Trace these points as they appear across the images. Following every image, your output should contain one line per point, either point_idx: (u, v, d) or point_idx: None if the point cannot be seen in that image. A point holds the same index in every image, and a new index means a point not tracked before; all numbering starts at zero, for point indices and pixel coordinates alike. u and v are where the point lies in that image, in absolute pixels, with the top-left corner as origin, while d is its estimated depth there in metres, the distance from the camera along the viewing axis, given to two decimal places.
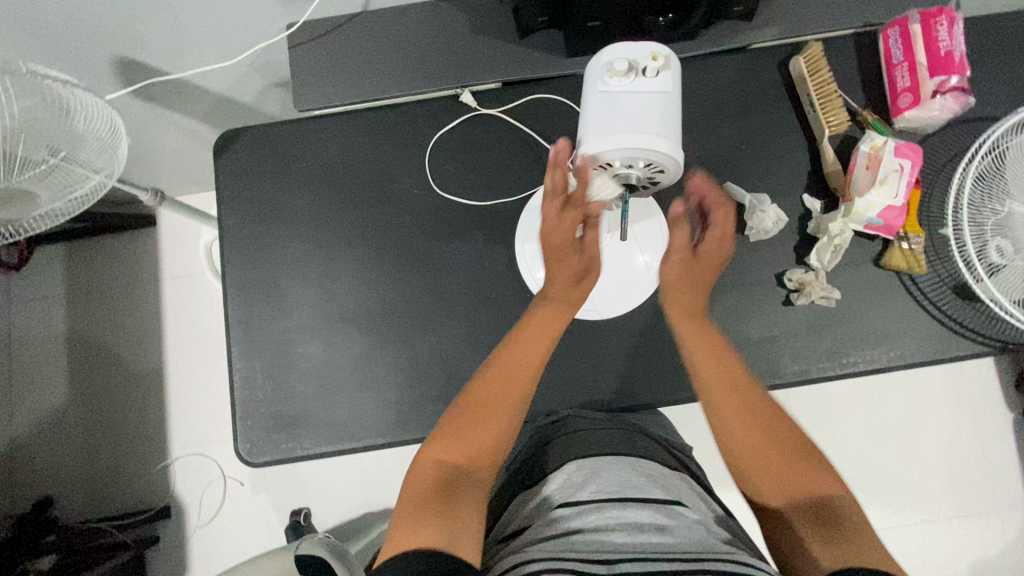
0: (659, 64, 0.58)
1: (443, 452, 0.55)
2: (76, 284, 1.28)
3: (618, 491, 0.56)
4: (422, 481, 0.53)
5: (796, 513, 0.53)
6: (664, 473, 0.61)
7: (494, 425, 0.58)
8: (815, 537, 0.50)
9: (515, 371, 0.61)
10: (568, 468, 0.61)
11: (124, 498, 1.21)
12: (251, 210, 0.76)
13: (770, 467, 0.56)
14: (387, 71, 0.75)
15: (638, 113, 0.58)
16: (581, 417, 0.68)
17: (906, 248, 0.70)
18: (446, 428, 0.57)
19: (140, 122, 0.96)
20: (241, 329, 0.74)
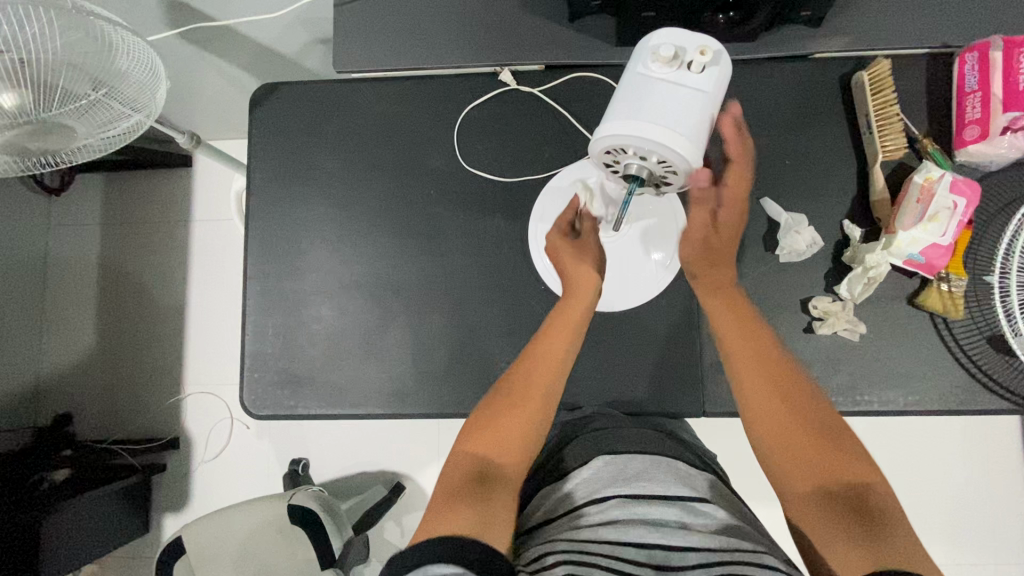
0: (705, 59, 0.53)
1: (476, 447, 0.54)
2: (113, 214, 1.32)
3: (640, 486, 0.54)
4: (452, 473, 0.52)
5: (828, 499, 0.50)
6: (694, 478, 0.58)
7: (518, 419, 0.56)
8: (846, 529, 0.48)
9: (543, 361, 0.59)
10: (593, 461, 0.59)
11: (139, 423, 1.27)
12: (280, 167, 0.76)
13: (798, 452, 0.53)
14: (430, 41, 0.73)
15: (668, 106, 0.53)
16: (609, 416, 0.67)
17: (945, 290, 0.67)
18: (477, 420, 0.56)
19: (185, 64, 0.97)
20: (258, 282, 0.75)
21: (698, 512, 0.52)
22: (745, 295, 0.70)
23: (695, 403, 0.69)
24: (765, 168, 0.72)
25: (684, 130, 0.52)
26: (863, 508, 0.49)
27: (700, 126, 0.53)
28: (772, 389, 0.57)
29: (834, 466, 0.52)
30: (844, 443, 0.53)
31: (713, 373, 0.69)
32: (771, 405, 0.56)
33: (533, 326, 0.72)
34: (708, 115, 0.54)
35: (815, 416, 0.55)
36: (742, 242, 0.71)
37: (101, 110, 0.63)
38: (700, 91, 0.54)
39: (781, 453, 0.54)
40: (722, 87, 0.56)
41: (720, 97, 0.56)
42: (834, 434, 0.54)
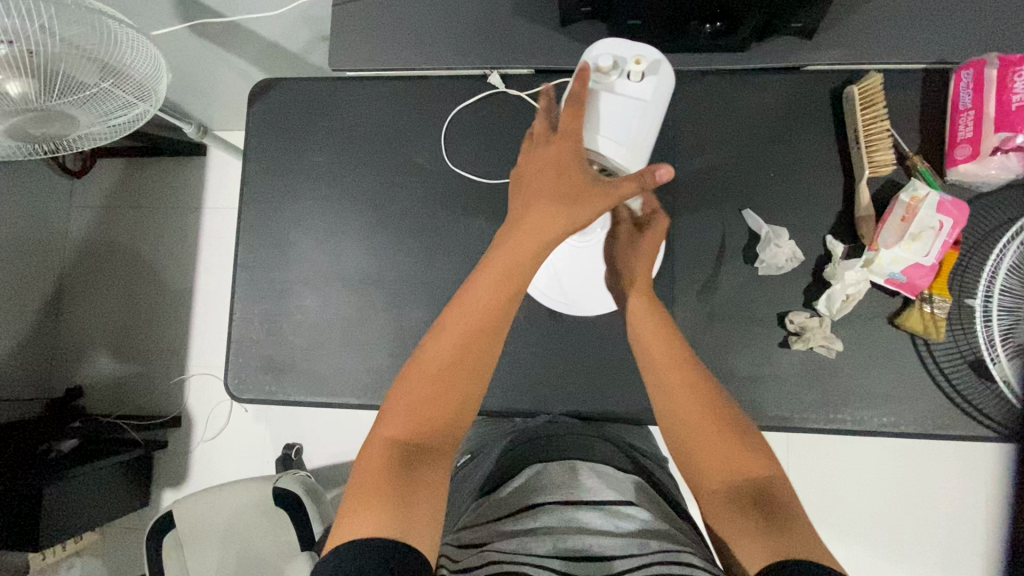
0: (639, 68, 0.57)
1: (401, 432, 0.53)
2: (128, 198, 1.37)
3: (571, 493, 0.56)
4: (373, 467, 0.50)
5: (739, 497, 0.51)
6: (624, 481, 0.59)
7: (439, 395, 0.55)
8: (757, 524, 0.48)
9: (467, 338, 0.56)
10: (532, 469, 0.61)
11: (144, 400, 1.32)
12: (274, 160, 0.79)
13: (716, 454, 0.54)
14: (422, 42, 0.74)
15: (612, 118, 0.58)
16: (555, 421, 0.69)
17: (928, 311, 0.66)
18: (393, 404, 0.55)
19: (196, 56, 1.00)
20: (248, 271, 0.78)
21: (623, 515, 0.53)
22: (721, 306, 0.70)
23: None
24: (749, 179, 0.71)
25: (621, 141, 0.58)
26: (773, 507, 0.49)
27: (638, 134, 0.58)
28: (700, 402, 0.56)
29: (744, 462, 0.53)
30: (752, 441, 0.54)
31: None
32: (692, 402, 0.56)
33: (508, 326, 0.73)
34: (646, 123, 0.58)
35: (726, 418, 0.56)
36: (721, 253, 0.71)
37: (101, 100, 0.66)
38: (640, 101, 0.58)
39: (705, 456, 0.54)
40: (666, 93, 0.59)
41: (663, 103, 0.59)
42: (744, 434, 0.55)
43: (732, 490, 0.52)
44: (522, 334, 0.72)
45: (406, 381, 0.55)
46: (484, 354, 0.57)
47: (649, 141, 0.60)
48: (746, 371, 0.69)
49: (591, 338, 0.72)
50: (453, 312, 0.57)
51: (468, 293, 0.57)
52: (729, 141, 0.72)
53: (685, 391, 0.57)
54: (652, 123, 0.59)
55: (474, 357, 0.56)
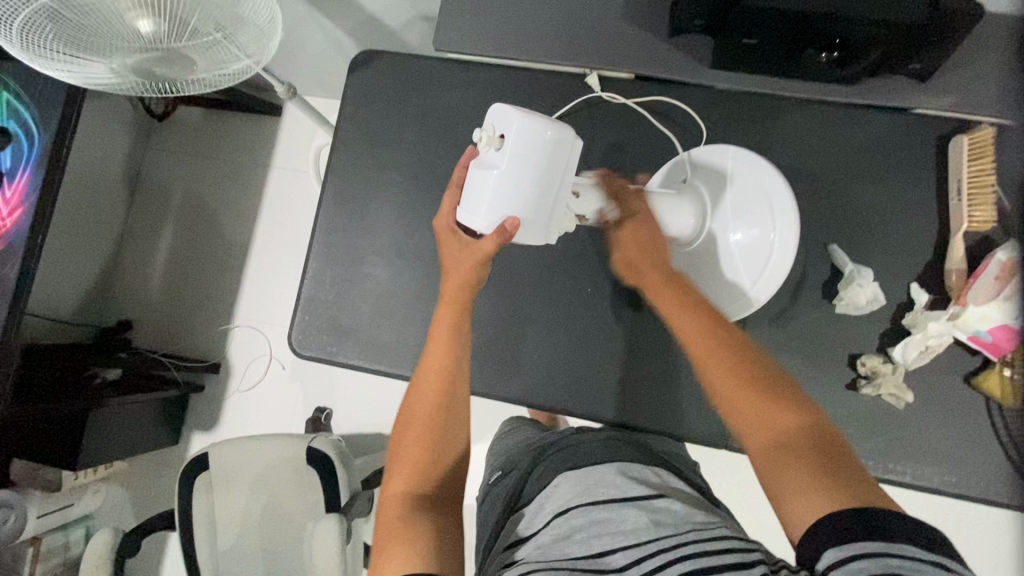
0: (493, 142, 0.50)
1: (409, 480, 0.56)
2: (202, 146, 1.42)
3: (600, 492, 0.52)
4: (389, 514, 0.53)
5: (781, 449, 0.47)
6: (656, 480, 0.55)
7: (423, 445, 0.58)
8: (808, 475, 0.44)
9: (438, 386, 0.60)
10: (557, 479, 0.57)
11: (188, 343, 1.36)
12: (365, 129, 0.80)
13: (746, 405, 0.49)
14: (528, 33, 0.75)
15: (473, 193, 0.53)
16: (582, 431, 0.66)
17: (1007, 376, 0.63)
18: (396, 458, 0.58)
19: (296, 20, 1.02)
20: (325, 233, 0.79)
21: (660, 511, 0.50)
22: (792, 338, 0.69)
23: (720, 435, 0.70)
24: (838, 215, 0.70)
25: (481, 209, 0.53)
26: (825, 455, 0.45)
27: (532, 204, 0.52)
28: (722, 352, 0.52)
29: (775, 408, 0.48)
30: (780, 387, 0.50)
31: None
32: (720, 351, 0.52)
33: (573, 325, 0.73)
34: (537, 180, 0.51)
35: (750, 367, 0.51)
36: (800, 285, 0.70)
37: (221, 48, 0.69)
38: (497, 168, 0.51)
39: (738, 412, 0.50)
40: (546, 154, 0.51)
41: (541, 163, 0.51)
42: (775, 382, 0.50)
43: (778, 442, 0.47)
44: (586, 335, 0.73)
45: (399, 439, 0.59)
46: (454, 404, 0.60)
47: (527, 213, 0.53)
48: None
49: (654, 350, 0.72)
50: (428, 380, 0.60)
51: (429, 362, 0.61)
52: (823, 174, 0.71)
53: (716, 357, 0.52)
54: (523, 190, 0.51)
55: (446, 402, 0.59)
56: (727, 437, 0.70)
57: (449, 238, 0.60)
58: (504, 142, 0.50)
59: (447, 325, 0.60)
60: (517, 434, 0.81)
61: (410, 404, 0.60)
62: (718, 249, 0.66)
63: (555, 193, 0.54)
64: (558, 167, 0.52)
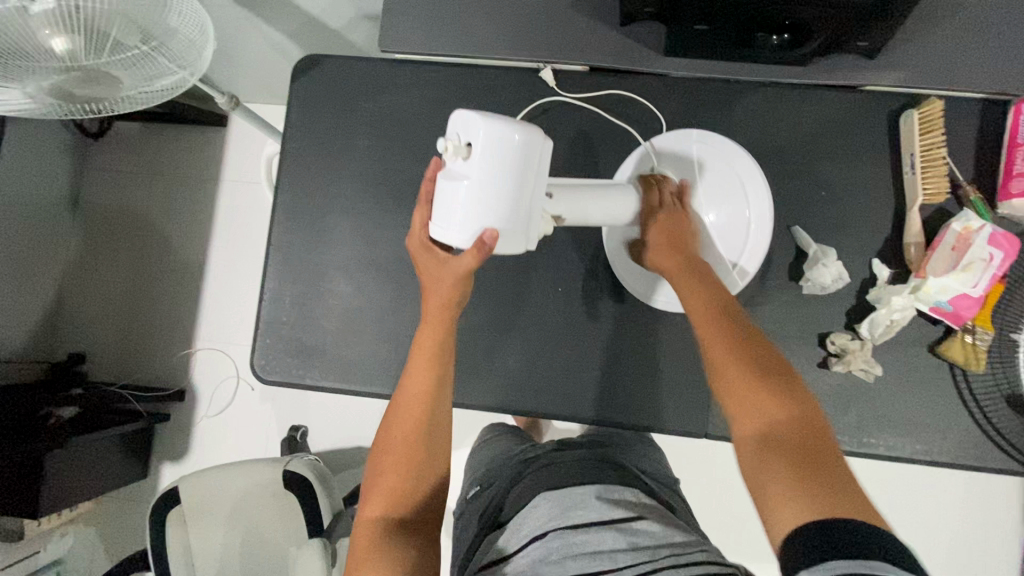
0: (460, 152, 0.48)
1: (384, 503, 0.55)
2: (144, 164, 1.34)
3: (580, 516, 0.52)
4: (363, 544, 0.53)
5: (771, 448, 0.48)
6: (633, 503, 0.55)
7: (400, 472, 0.56)
8: (795, 479, 0.45)
9: (416, 403, 0.57)
10: (536, 499, 0.56)
11: (147, 373, 1.30)
12: (314, 139, 0.77)
13: (744, 396, 0.50)
14: (476, 30, 0.72)
15: (444, 207, 0.51)
16: (557, 449, 0.66)
17: (969, 342, 0.66)
18: (371, 480, 0.57)
19: (232, 27, 0.97)
20: (281, 250, 0.76)
21: (640, 535, 0.50)
22: (762, 322, 0.70)
23: (699, 424, 0.70)
24: (799, 197, 0.71)
25: (454, 222, 0.50)
26: (812, 458, 0.46)
27: (506, 210, 0.49)
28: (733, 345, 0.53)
29: (771, 407, 0.49)
30: (780, 385, 0.50)
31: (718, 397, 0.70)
32: (723, 349, 0.53)
33: (546, 327, 0.72)
34: (509, 184, 0.49)
35: (762, 361, 0.52)
36: (767, 269, 0.70)
37: (148, 62, 0.64)
38: (466, 178, 0.48)
39: (736, 406, 0.51)
40: (514, 159, 0.48)
41: (511, 168, 0.48)
42: (776, 380, 0.50)
43: (771, 439, 0.48)
44: (560, 336, 0.71)
45: (378, 454, 0.58)
46: (436, 426, 0.58)
47: (502, 221, 0.50)
48: None
49: (629, 346, 0.71)
50: (409, 399, 0.58)
51: (411, 379, 0.58)
52: (782, 156, 0.71)
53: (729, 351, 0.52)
54: (496, 198, 0.49)
55: (427, 421, 0.57)
56: (707, 425, 0.70)
57: (424, 256, 0.56)
58: (471, 151, 0.48)
59: (429, 344, 0.58)
60: (496, 446, 0.79)
61: (389, 421, 0.58)
62: (697, 232, 0.66)
63: (528, 200, 0.51)
64: (531, 167, 0.50)
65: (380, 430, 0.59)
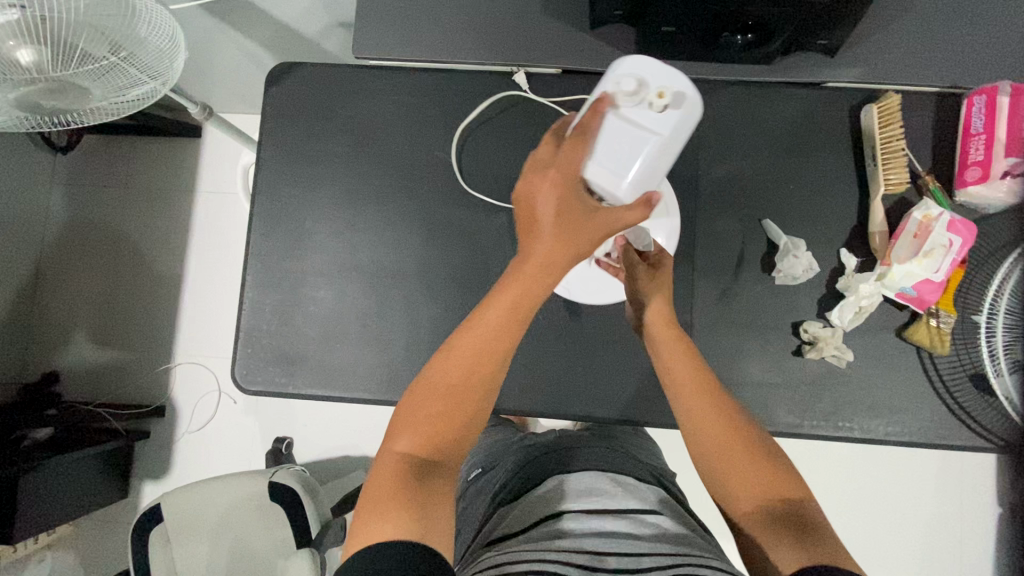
0: (663, 101, 0.51)
1: (414, 442, 0.51)
2: (116, 177, 1.32)
3: (594, 502, 0.57)
4: (387, 477, 0.49)
5: (763, 516, 0.52)
6: (638, 491, 0.60)
7: (449, 417, 0.52)
8: (787, 540, 0.49)
9: (482, 351, 0.52)
10: (552, 480, 0.62)
11: (125, 390, 1.27)
12: (291, 147, 0.77)
13: (732, 467, 0.54)
14: (449, 35, 0.73)
15: (612, 144, 0.52)
16: (569, 439, 0.71)
17: (934, 325, 0.68)
18: (405, 412, 0.52)
19: (204, 37, 0.96)
20: (260, 259, 0.75)
21: (648, 521, 0.55)
22: (738, 313, 0.72)
23: None
24: (769, 191, 0.73)
25: (623, 163, 0.51)
26: (803, 523, 0.50)
27: (647, 169, 0.52)
28: (721, 418, 0.56)
29: (763, 478, 0.53)
30: (770, 456, 0.55)
31: None
32: (717, 427, 0.56)
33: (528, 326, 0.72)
34: (663, 152, 0.52)
35: (749, 436, 0.56)
36: (740, 262, 0.72)
37: (117, 74, 0.63)
38: (641, 129, 0.51)
39: (728, 476, 0.54)
40: (679, 126, 0.51)
41: (675, 134, 0.52)
42: (763, 449, 0.55)
43: (763, 509, 0.52)
44: (541, 334, 0.72)
45: (423, 391, 0.52)
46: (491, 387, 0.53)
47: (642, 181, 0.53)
48: (760, 378, 0.71)
49: (609, 342, 0.72)
50: (482, 341, 0.52)
51: (479, 322, 0.52)
52: (751, 152, 0.74)
53: (712, 421, 0.56)
54: (657, 157, 0.52)
55: (491, 379, 0.52)
56: None
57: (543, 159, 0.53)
58: (653, 101, 0.51)
59: (512, 293, 0.52)
60: (485, 445, 0.80)
61: (446, 359, 0.52)
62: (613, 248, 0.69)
63: (663, 169, 0.54)
64: (680, 141, 0.52)
65: (427, 367, 0.53)
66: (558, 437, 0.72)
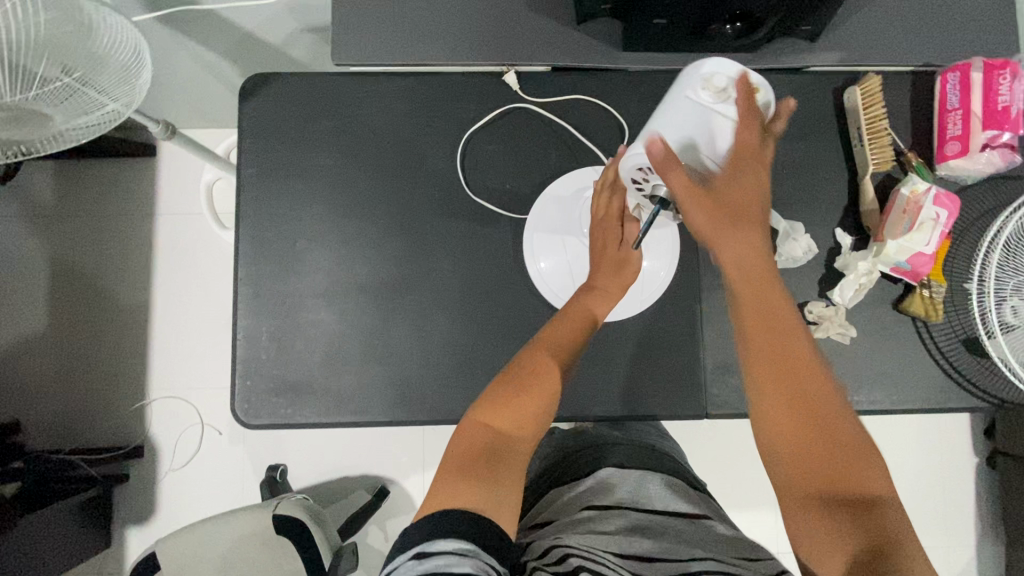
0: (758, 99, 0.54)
1: (491, 418, 0.56)
2: (63, 205, 1.22)
3: (643, 498, 0.61)
4: (463, 446, 0.54)
5: (840, 521, 0.48)
6: (685, 497, 0.63)
7: (530, 404, 0.57)
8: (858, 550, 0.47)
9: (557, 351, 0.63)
10: (596, 473, 0.65)
11: (96, 434, 1.18)
12: (274, 163, 0.72)
13: (808, 462, 0.50)
14: (434, 36, 0.71)
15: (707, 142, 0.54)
16: (606, 434, 0.74)
17: (927, 296, 0.71)
18: (494, 391, 0.58)
19: (158, 50, 0.90)
20: (250, 285, 0.71)
21: (698, 526, 0.57)
22: None
23: (699, 405, 0.71)
24: None
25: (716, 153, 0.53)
26: (878, 531, 0.47)
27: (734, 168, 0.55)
28: (800, 410, 0.51)
29: (845, 482, 0.49)
30: (859, 460, 0.49)
31: (714, 376, 0.72)
32: (795, 417, 0.51)
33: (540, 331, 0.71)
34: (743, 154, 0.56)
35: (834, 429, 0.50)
36: None
37: (80, 97, 0.58)
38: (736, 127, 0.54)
39: (804, 474, 0.50)
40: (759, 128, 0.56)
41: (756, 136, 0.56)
42: (850, 449, 0.49)
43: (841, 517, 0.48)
44: None
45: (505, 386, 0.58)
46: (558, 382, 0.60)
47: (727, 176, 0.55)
48: None
49: (622, 340, 0.72)
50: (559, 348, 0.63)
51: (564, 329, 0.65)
52: None
53: (793, 411, 0.51)
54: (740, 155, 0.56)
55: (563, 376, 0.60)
56: (706, 406, 0.71)
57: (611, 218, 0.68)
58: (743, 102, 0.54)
59: (578, 311, 0.66)
60: None
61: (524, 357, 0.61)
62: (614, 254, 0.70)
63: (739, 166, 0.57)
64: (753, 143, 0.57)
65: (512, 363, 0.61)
66: (592, 430, 0.76)
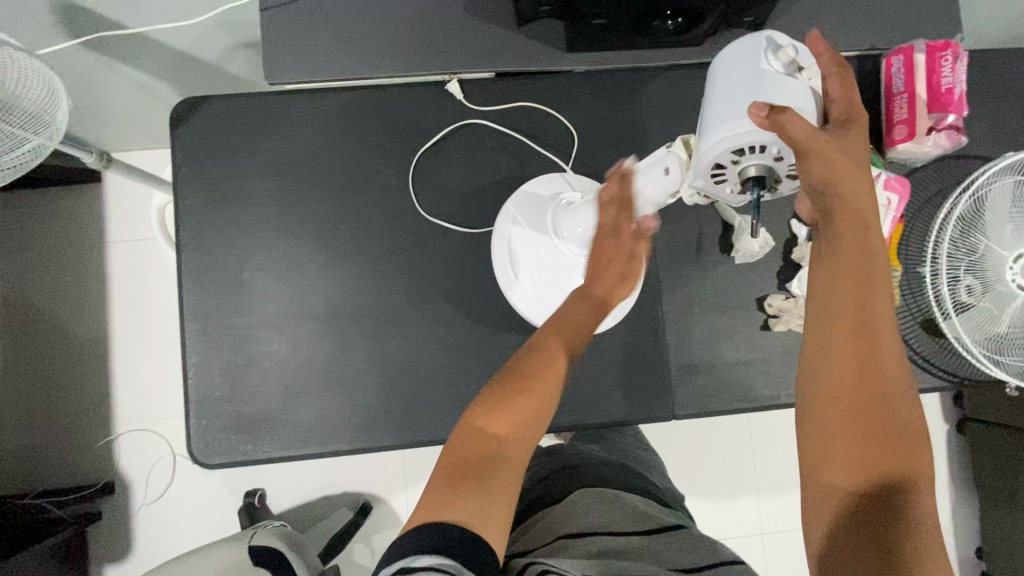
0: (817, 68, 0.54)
1: (489, 423, 0.53)
2: (8, 240, 1.17)
3: (627, 514, 0.62)
4: (465, 451, 0.51)
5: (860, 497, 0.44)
6: (654, 510, 0.64)
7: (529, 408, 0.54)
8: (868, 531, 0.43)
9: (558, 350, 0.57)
10: (579, 492, 0.65)
11: (63, 474, 1.14)
12: (213, 190, 0.70)
13: (848, 434, 0.46)
14: (369, 48, 0.68)
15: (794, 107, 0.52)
16: (582, 454, 0.75)
17: None
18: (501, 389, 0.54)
19: (86, 76, 0.85)
20: (198, 319, 0.69)
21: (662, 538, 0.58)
22: (704, 299, 0.72)
23: (666, 407, 0.71)
24: None
25: None
26: (892, 519, 0.43)
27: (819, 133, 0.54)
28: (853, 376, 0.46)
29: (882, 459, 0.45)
30: (903, 446, 0.45)
31: (678, 377, 0.71)
32: (847, 384, 0.46)
33: (501, 345, 0.70)
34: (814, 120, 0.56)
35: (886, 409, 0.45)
36: (699, 247, 0.73)
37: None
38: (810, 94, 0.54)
39: (837, 444, 0.46)
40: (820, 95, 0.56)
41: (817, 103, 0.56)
42: (893, 433, 0.45)
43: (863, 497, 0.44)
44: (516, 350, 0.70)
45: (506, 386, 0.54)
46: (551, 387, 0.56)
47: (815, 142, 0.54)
48: (734, 358, 0.72)
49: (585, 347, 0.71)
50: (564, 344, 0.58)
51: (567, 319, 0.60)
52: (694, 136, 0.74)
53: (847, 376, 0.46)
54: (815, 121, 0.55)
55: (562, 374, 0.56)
56: (673, 408, 0.71)
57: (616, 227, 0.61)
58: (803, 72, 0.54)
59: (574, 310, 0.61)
60: None
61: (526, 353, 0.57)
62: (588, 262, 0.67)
63: None
64: None
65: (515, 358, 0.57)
66: (566, 450, 0.77)
